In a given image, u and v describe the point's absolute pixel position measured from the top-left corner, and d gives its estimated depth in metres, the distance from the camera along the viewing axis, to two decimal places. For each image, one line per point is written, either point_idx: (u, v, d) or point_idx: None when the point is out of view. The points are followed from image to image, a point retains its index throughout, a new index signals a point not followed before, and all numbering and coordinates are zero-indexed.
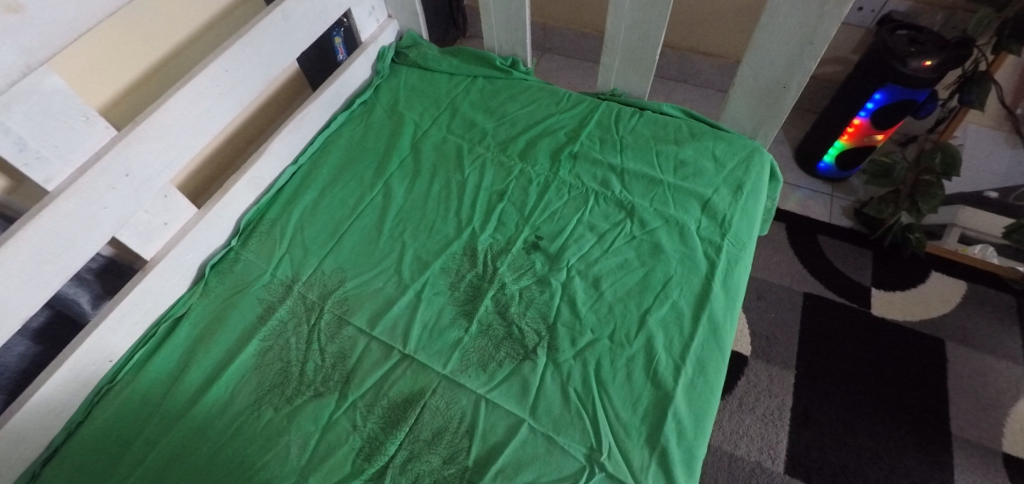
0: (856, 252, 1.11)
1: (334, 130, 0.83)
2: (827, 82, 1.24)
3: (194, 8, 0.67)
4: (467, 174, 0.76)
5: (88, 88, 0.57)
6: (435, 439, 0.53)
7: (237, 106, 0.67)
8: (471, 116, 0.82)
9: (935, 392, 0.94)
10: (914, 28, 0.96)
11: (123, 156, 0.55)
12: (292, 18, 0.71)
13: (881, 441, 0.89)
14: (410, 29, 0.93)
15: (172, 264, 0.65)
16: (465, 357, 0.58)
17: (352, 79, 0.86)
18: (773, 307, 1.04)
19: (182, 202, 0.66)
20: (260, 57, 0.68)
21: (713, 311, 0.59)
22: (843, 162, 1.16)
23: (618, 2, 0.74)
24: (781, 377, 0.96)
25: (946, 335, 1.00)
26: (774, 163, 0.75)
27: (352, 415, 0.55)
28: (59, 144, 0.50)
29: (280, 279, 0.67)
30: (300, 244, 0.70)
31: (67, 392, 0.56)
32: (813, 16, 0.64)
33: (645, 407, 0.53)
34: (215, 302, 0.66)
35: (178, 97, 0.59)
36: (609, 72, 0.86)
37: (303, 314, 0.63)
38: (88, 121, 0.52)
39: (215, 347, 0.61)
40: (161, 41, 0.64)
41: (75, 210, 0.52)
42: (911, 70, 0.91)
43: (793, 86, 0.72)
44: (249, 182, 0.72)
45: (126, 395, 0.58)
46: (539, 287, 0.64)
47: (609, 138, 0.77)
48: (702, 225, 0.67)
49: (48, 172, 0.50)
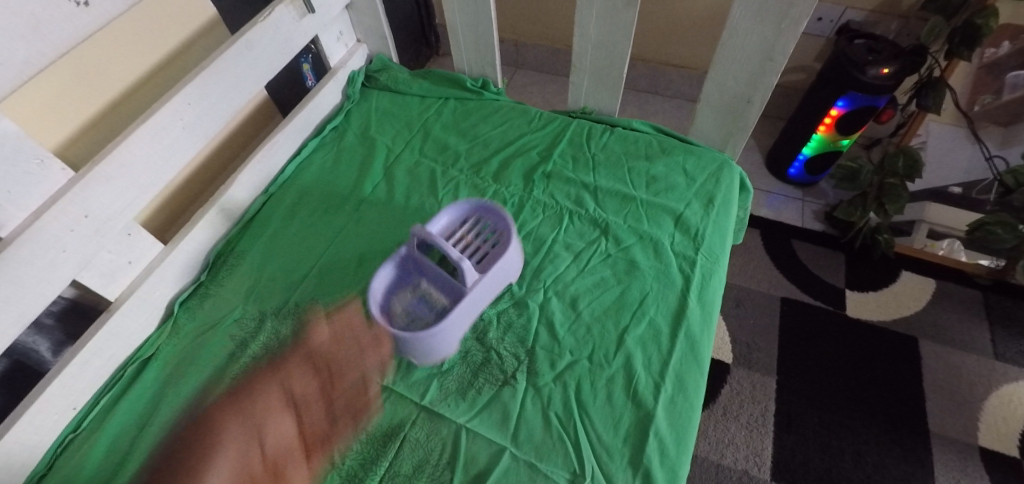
0: (829, 255, 1.13)
1: (306, 157, 0.82)
2: (792, 90, 1.27)
3: (155, 41, 0.66)
4: (442, 197, 0.75)
5: (46, 129, 0.56)
6: (415, 473, 0.52)
7: (201, 138, 0.66)
8: (444, 138, 0.82)
9: (912, 390, 0.95)
10: (870, 37, 1.00)
11: (82, 198, 0.54)
12: (257, 48, 0.70)
13: (862, 442, 0.90)
14: (380, 53, 0.94)
15: (139, 304, 0.63)
16: (444, 386, 0.58)
17: (322, 105, 0.85)
18: (752, 314, 1.06)
19: (146, 238, 0.64)
20: (224, 88, 0.67)
21: (690, 327, 0.60)
22: (812, 168, 1.19)
23: (584, 22, 0.76)
24: (763, 383, 0.97)
25: (918, 333, 1.02)
26: (743, 175, 0.77)
27: (330, 453, 0.54)
28: (11, 189, 0.48)
29: (252, 313, 0.65)
30: (273, 276, 0.69)
31: (29, 444, 0.54)
32: (772, 33, 0.66)
33: (627, 428, 0.53)
34: (185, 341, 0.64)
35: (139, 134, 0.58)
36: (579, 90, 0.87)
37: (276, 349, 0.62)
38: (42, 163, 0.51)
39: (185, 389, 0.59)
40: (122, 76, 0.63)
41: (33, 255, 0.50)
42: (870, 78, 0.94)
43: (757, 100, 0.74)
44: (217, 215, 0.71)
45: (92, 444, 0.56)
46: (517, 310, 0.63)
47: (581, 156, 0.78)
48: (675, 240, 0.67)
49: (1, 218, 0.49)
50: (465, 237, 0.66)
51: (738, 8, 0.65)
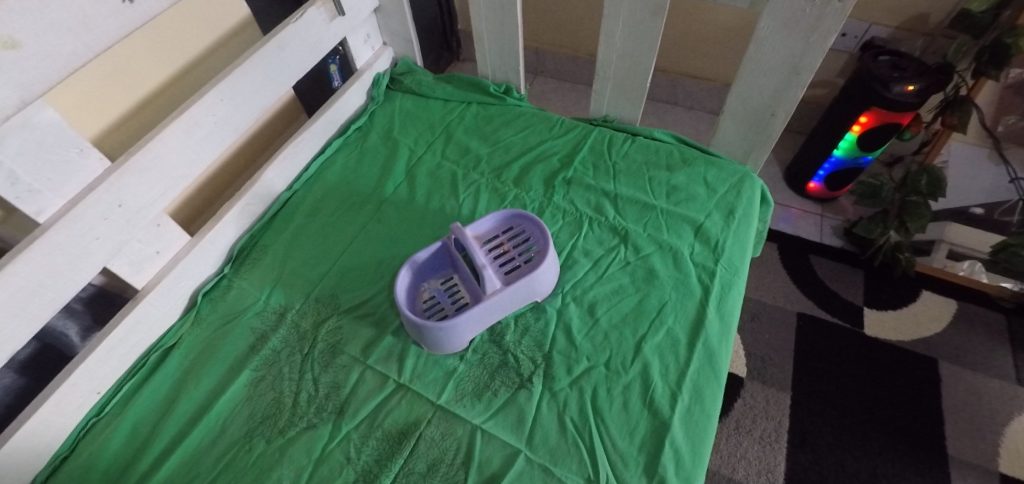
0: (847, 272, 1.12)
1: (329, 156, 0.83)
2: (814, 104, 1.26)
3: (192, 38, 0.69)
4: (462, 199, 0.76)
5: (83, 119, 0.58)
6: (430, 472, 0.52)
7: (232, 134, 0.68)
8: (466, 142, 0.83)
9: (930, 412, 0.94)
10: (895, 54, 0.99)
11: (116, 187, 0.55)
12: (288, 48, 0.71)
13: (878, 464, 0.89)
14: (405, 56, 0.95)
15: (164, 293, 0.64)
16: (460, 386, 0.58)
17: (347, 105, 0.87)
18: (767, 328, 1.05)
19: (174, 230, 0.66)
20: (256, 86, 0.68)
21: (708, 338, 0.59)
22: (831, 183, 1.18)
23: (609, 31, 0.76)
24: (777, 399, 0.96)
25: (938, 354, 1.01)
26: (765, 187, 0.76)
27: (346, 447, 0.54)
28: (51, 177, 0.50)
29: (273, 307, 0.66)
30: (294, 271, 0.70)
31: (54, 425, 0.55)
32: (799, 47, 0.66)
33: (642, 436, 0.53)
34: (207, 332, 0.65)
35: (173, 128, 0.60)
36: (601, 98, 0.88)
37: (296, 343, 0.63)
38: (82, 152, 0.52)
39: (205, 379, 0.60)
40: (157, 71, 0.66)
41: (68, 241, 0.52)
42: (894, 94, 0.94)
43: (781, 113, 0.74)
44: (242, 209, 0.72)
45: (114, 428, 0.57)
46: (535, 313, 0.64)
47: (602, 164, 0.78)
48: (695, 251, 0.67)
49: (41, 204, 0.50)
50: (503, 242, 0.67)
51: (766, 20, 0.65)
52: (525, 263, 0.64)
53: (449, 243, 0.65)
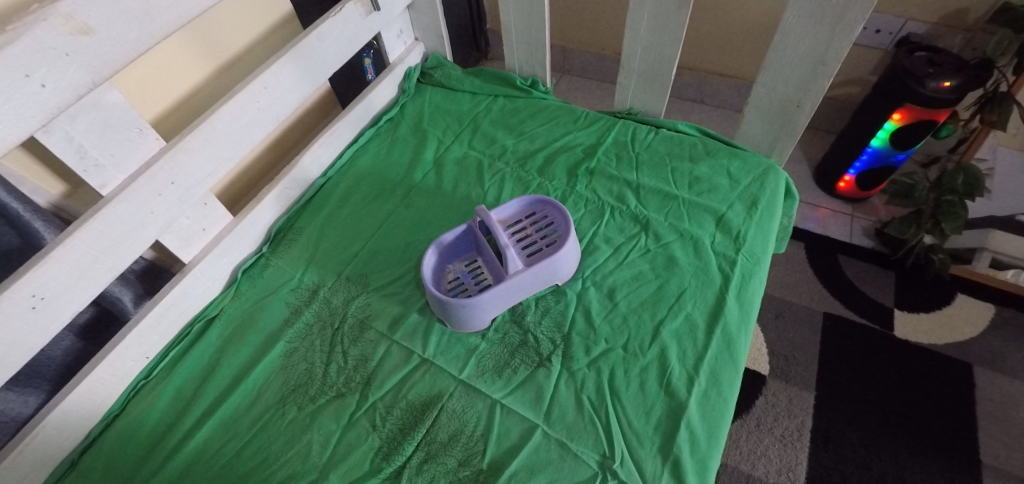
0: (877, 274, 1.09)
1: (361, 145, 0.87)
2: (847, 103, 1.24)
3: (237, 32, 0.75)
4: (487, 187, 0.79)
5: (141, 102, 0.64)
6: (450, 442, 0.55)
7: (274, 121, 0.72)
8: (492, 133, 0.86)
9: (962, 417, 0.91)
10: (933, 50, 0.96)
11: (170, 165, 0.59)
12: (327, 40, 0.75)
13: (905, 466, 0.87)
14: (435, 51, 0.98)
15: (208, 268, 0.69)
16: (481, 363, 0.60)
17: (379, 98, 0.90)
18: (791, 327, 1.03)
19: (219, 209, 0.70)
20: (297, 74, 0.72)
21: (726, 325, 0.60)
22: (863, 182, 1.15)
23: (634, 23, 0.77)
24: (801, 398, 0.95)
25: (973, 358, 0.97)
26: (790, 181, 0.76)
27: (372, 416, 0.57)
28: (114, 153, 0.55)
29: (307, 285, 0.70)
30: (325, 251, 0.73)
31: (108, 385, 0.60)
32: (824, 36, 0.66)
33: (658, 417, 0.54)
34: (246, 305, 0.69)
35: (223, 113, 0.64)
36: (626, 91, 0.89)
37: (326, 319, 0.66)
38: (141, 132, 0.57)
39: (243, 348, 0.64)
40: (206, 61, 0.72)
41: (126, 213, 0.56)
42: (930, 90, 0.91)
43: (807, 104, 0.73)
44: (280, 193, 0.77)
45: (160, 391, 0.62)
46: (555, 296, 0.65)
47: (625, 155, 0.79)
48: (716, 240, 0.68)
49: (104, 178, 0.55)
50: (526, 226, 0.69)
51: (792, 11, 0.65)
52: (546, 248, 0.66)
53: (474, 225, 0.68)
